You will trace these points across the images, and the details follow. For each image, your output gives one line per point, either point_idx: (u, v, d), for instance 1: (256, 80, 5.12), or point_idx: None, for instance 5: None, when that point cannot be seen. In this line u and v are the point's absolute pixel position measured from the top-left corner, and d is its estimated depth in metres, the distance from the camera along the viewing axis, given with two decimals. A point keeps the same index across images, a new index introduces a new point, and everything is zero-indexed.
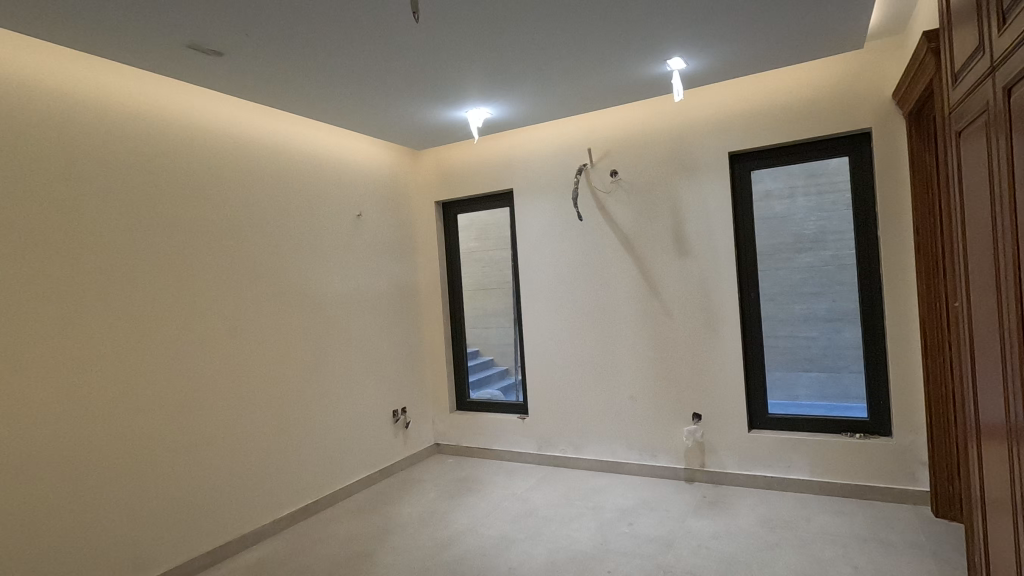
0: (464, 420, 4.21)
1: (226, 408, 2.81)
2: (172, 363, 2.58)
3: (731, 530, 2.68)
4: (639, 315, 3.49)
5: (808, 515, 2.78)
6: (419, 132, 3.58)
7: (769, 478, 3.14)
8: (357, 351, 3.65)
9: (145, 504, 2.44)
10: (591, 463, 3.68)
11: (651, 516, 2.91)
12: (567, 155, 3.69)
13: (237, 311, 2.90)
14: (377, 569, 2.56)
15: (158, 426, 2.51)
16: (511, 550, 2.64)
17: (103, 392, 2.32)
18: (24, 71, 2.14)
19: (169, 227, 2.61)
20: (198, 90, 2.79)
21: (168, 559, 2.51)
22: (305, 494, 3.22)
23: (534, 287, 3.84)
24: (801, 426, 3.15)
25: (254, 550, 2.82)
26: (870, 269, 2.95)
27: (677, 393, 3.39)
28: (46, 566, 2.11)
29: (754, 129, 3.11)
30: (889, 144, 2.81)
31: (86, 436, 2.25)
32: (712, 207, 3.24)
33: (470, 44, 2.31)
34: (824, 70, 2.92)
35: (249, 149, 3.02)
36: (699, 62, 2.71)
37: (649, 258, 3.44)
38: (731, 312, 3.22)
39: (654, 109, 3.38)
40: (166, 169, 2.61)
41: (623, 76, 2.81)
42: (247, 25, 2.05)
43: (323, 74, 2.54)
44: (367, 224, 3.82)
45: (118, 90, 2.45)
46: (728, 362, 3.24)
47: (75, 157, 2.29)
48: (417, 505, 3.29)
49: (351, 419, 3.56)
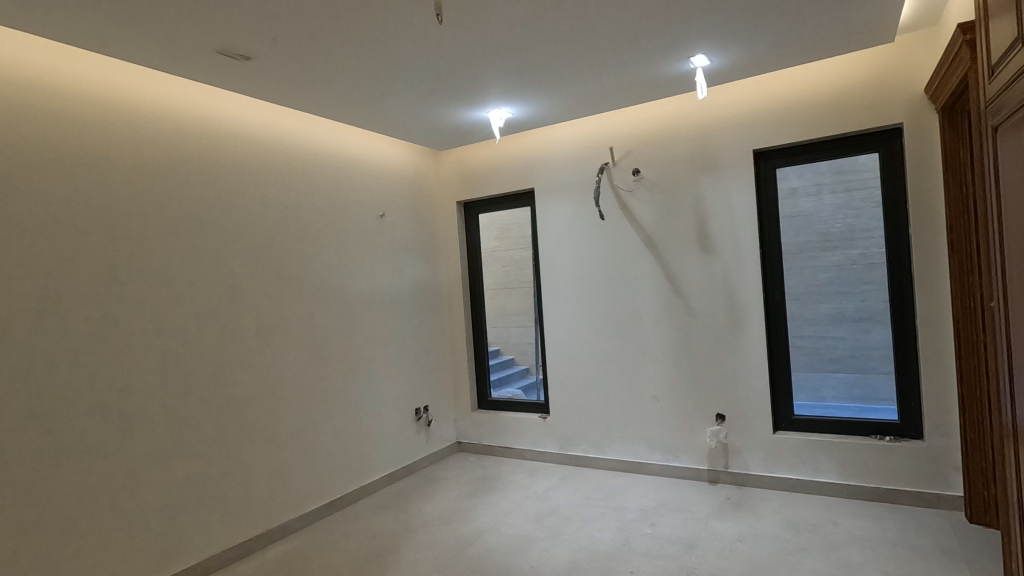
0: (485, 420, 4.23)
1: (251, 405, 2.88)
2: (200, 361, 2.65)
3: (756, 533, 2.65)
4: (661, 315, 3.47)
5: (835, 519, 2.73)
6: (441, 132, 3.60)
7: (794, 481, 3.09)
8: (380, 349, 3.69)
9: (175, 497, 2.51)
10: (613, 463, 3.66)
11: (674, 517, 2.90)
12: (588, 154, 3.68)
13: (262, 310, 2.97)
14: (400, 566, 2.59)
15: (187, 422, 2.58)
16: (533, 549, 2.65)
17: (134, 388, 2.40)
18: (53, 75, 2.21)
19: (198, 228, 2.68)
20: (221, 91, 2.85)
21: (198, 552, 2.58)
22: (330, 491, 3.28)
23: (555, 287, 3.85)
24: (828, 428, 3.09)
25: (279, 546, 2.88)
26: (900, 267, 2.88)
27: (701, 393, 3.35)
28: (82, 555, 2.19)
29: (780, 126, 3.06)
30: (920, 140, 2.74)
31: (118, 431, 2.33)
32: (735, 206, 3.20)
33: (492, 43, 2.31)
34: (853, 65, 2.86)
35: (274, 151, 3.09)
36: (723, 59, 2.68)
37: (671, 258, 3.42)
38: (756, 310, 3.17)
39: (677, 108, 3.35)
40: (195, 171, 2.69)
41: (645, 74, 2.79)
42: (273, 30, 2.09)
43: (346, 75, 2.58)
44: (390, 224, 3.86)
45: (151, 95, 2.54)
46: (754, 361, 3.19)
47: (107, 160, 2.36)
48: (440, 503, 3.32)
49: (373, 417, 3.61)
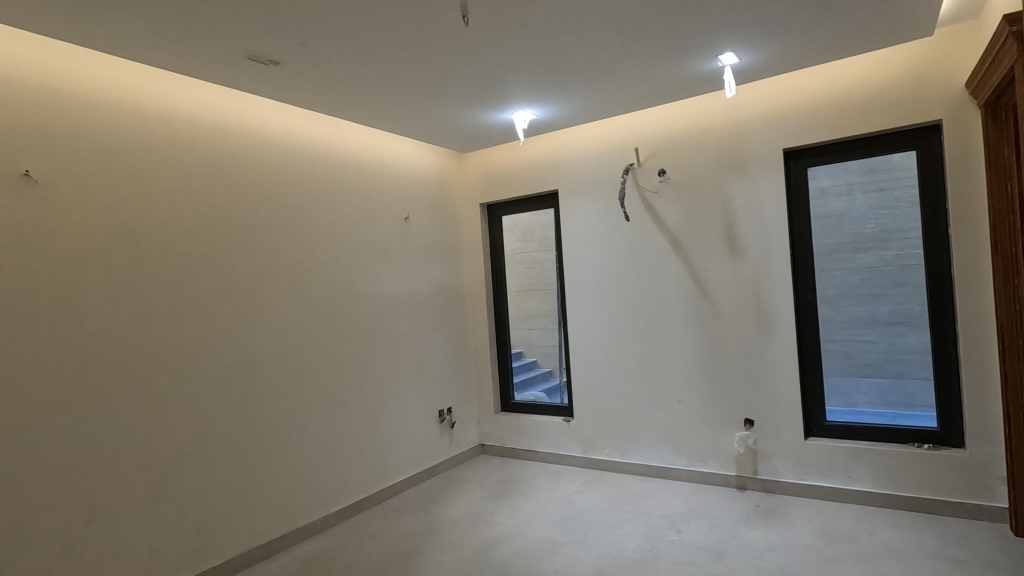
0: (508, 422, 4.22)
1: (277, 405, 2.92)
2: (228, 362, 2.71)
3: (787, 542, 2.58)
4: (688, 317, 3.41)
5: (870, 529, 2.65)
6: (465, 134, 3.61)
7: (826, 489, 3.00)
8: (403, 351, 3.71)
9: (202, 495, 2.56)
10: (638, 468, 3.61)
11: (702, 523, 2.84)
12: (612, 155, 3.64)
13: (287, 311, 3.01)
14: (425, 567, 2.59)
15: (214, 422, 2.63)
16: (558, 553, 2.63)
17: (164, 388, 2.46)
18: (83, 82, 2.27)
19: (225, 231, 2.74)
20: (248, 96, 2.90)
21: (225, 550, 2.63)
22: (355, 492, 3.31)
23: (579, 289, 3.82)
24: (861, 434, 2.99)
25: (304, 546, 2.91)
26: (939, 268, 2.78)
27: (729, 397, 3.29)
28: (113, 550, 2.24)
29: (810, 125, 2.98)
30: (961, 137, 2.64)
31: (148, 429, 2.39)
32: (765, 207, 3.13)
33: (517, 44, 2.30)
34: (887, 61, 2.78)
35: (301, 155, 3.13)
36: (752, 56, 2.63)
37: (697, 259, 3.36)
38: (787, 313, 3.10)
39: (704, 107, 3.30)
40: (223, 176, 2.75)
41: (672, 73, 2.75)
42: (300, 35, 2.12)
43: (371, 78, 2.60)
44: (414, 226, 3.89)
45: (185, 102, 2.62)
46: (783, 365, 3.12)
47: (137, 165, 2.43)
48: (463, 506, 3.31)
49: (397, 418, 3.63)
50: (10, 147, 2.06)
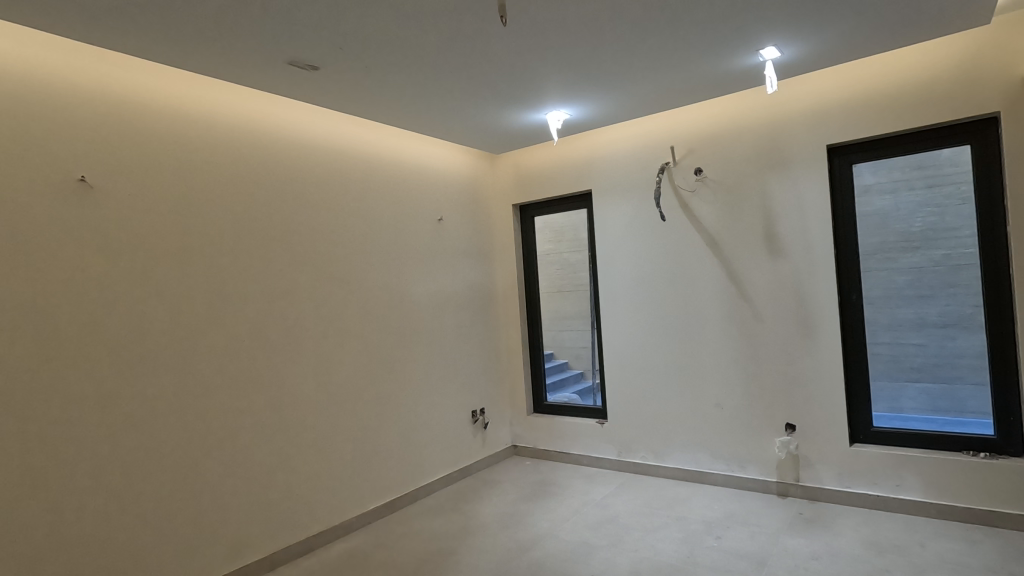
0: (541, 423, 4.20)
1: (314, 403, 2.97)
2: (266, 361, 2.77)
3: (832, 551, 2.49)
4: (725, 318, 3.34)
5: (922, 540, 2.53)
6: (499, 135, 3.61)
7: (873, 498, 2.89)
8: (437, 351, 3.74)
9: (240, 492, 2.62)
10: (673, 472, 3.55)
11: (741, 530, 2.77)
12: (647, 155, 3.59)
13: (324, 311, 3.07)
14: (460, 567, 2.60)
15: (253, 420, 2.70)
16: (594, 557, 2.59)
17: (206, 385, 2.53)
18: (133, 89, 2.36)
19: (263, 233, 2.80)
20: (287, 100, 2.97)
21: (263, 545, 2.69)
22: (390, 491, 3.35)
23: (613, 290, 3.78)
24: (911, 442, 2.87)
25: (340, 544, 2.96)
26: (996, 267, 2.65)
27: (769, 400, 3.20)
28: (157, 544, 2.31)
29: (854, 120, 2.89)
30: (1019, 130, 2.51)
31: (191, 426, 2.46)
32: (807, 205, 3.04)
33: (554, 42, 2.28)
34: (939, 51, 2.67)
35: (337, 158, 3.19)
36: (795, 50, 2.55)
37: (736, 260, 3.29)
38: (831, 315, 3.00)
39: (744, 104, 3.22)
40: (263, 180, 2.81)
41: (709, 69, 2.69)
42: (339, 38, 2.15)
43: (408, 81, 2.62)
44: (448, 228, 3.91)
45: (228, 107, 2.69)
46: (827, 368, 3.02)
47: (183, 170, 2.50)
48: (497, 507, 3.31)
49: (430, 418, 3.65)
50: (66, 153, 2.16)
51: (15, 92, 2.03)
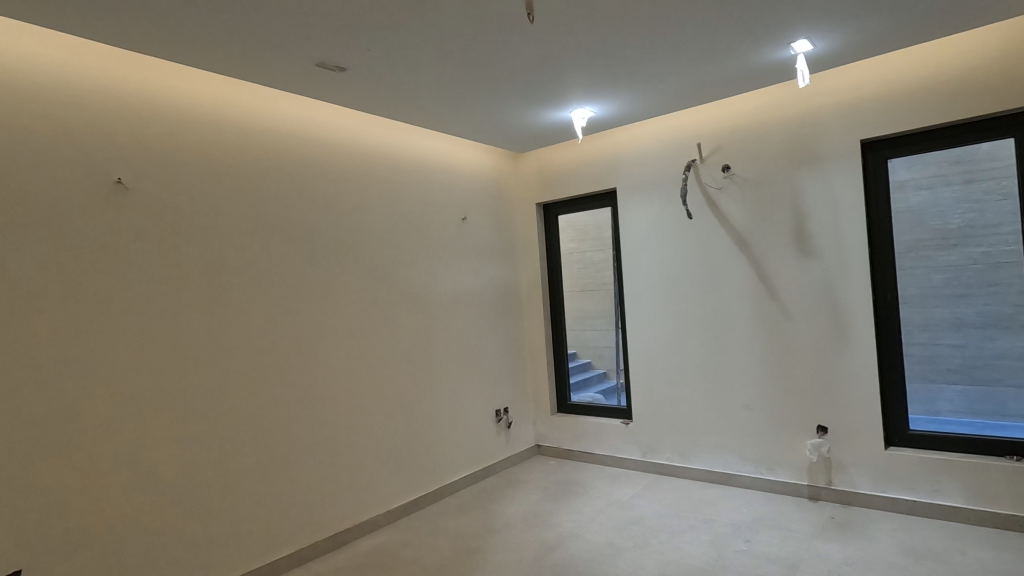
0: (565, 423, 4.18)
1: (340, 400, 3.01)
2: (293, 358, 2.82)
3: (867, 557, 2.42)
4: (755, 317, 3.27)
5: (962, 548, 2.45)
6: (523, 134, 3.61)
7: (909, 504, 2.80)
8: (461, 349, 3.75)
9: (268, 488, 2.67)
10: (699, 474, 3.50)
11: (772, 534, 2.71)
12: (674, 152, 3.54)
13: (350, 310, 3.10)
14: (486, 566, 2.60)
15: (281, 416, 2.75)
16: (620, 559, 2.57)
17: (235, 382, 2.58)
18: (166, 93, 2.42)
19: (291, 232, 2.85)
20: (314, 101, 3.01)
21: (291, 540, 2.73)
22: (414, 489, 3.37)
23: (638, 289, 3.74)
24: (948, 446, 2.77)
25: (366, 540, 2.99)
26: None
27: (799, 401, 3.13)
28: (188, 537, 2.37)
29: (889, 114, 2.81)
30: None
31: (221, 422, 2.51)
32: (839, 201, 2.97)
33: (582, 38, 2.25)
34: (979, 41, 2.57)
35: (363, 157, 3.22)
36: (828, 42, 2.49)
37: (766, 258, 3.22)
38: (863, 314, 2.92)
39: (773, 99, 3.16)
40: (290, 181, 2.86)
41: (739, 64, 2.65)
42: (366, 40, 2.16)
43: (434, 81, 2.63)
44: (472, 227, 3.92)
45: (256, 109, 2.75)
46: (860, 369, 2.94)
47: (214, 171, 2.56)
48: (521, 506, 3.31)
49: (455, 416, 3.66)
50: (104, 156, 2.23)
51: (51, 96, 2.10)
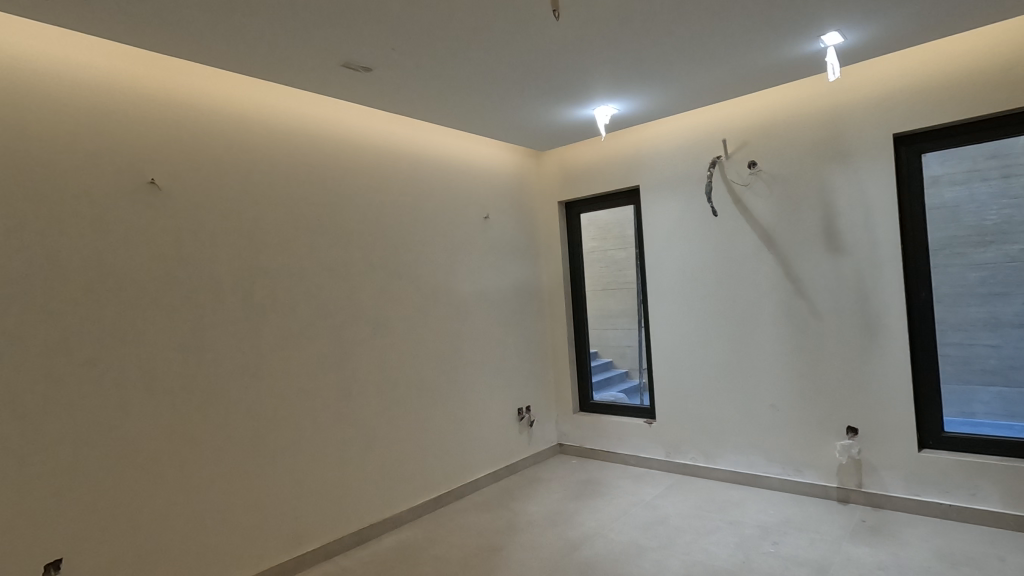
0: (587, 422, 4.17)
1: (364, 397, 3.04)
2: (318, 355, 2.86)
3: (900, 562, 2.37)
4: (782, 316, 3.22)
5: (1001, 554, 2.37)
6: (545, 132, 3.61)
7: (944, 508, 2.73)
8: (483, 348, 3.76)
9: (295, 483, 2.71)
10: (725, 474, 3.45)
11: (800, 536, 2.66)
12: (699, 148, 3.50)
13: (374, 308, 3.13)
14: (509, 565, 2.59)
15: (308, 412, 2.79)
16: (644, 558, 2.55)
17: (263, 378, 2.64)
18: (196, 96, 2.49)
19: (317, 232, 2.89)
20: (339, 101, 3.05)
21: (316, 535, 2.77)
22: (437, 486, 3.39)
23: (662, 288, 3.70)
24: (987, 449, 2.68)
25: (390, 537, 3.02)
26: None
27: (828, 401, 3.07)
28: (217, 529, 2.42)
29: (922, 107, 2.74)
30: None
31: (249, 417, 2.57)
32: (869, 197, 2.91)
33: (607, 34, 2.23)
34: (1017, 31, 2.50)
35: (386, 157, 3.25)
36: (858, 35, 2.44)
37: (793, 255, 3.17)
38: (895, 312, 2.85)
39: (802, 94, 3.10)
40: (316, 180, 2.91)
41: (766, 58, 2.60)
42: (391, 40, 2.19)
43: (458, 79, 2.64)
44: (494, 225, 3.93)
45: (283, 109, 2.80)
46: (892, 368, 2.87)
47: (242, 172, 2.62)
48: (544, 505, 3.30)
49: (477, 414, 3.68)
50: (138, 158, 2.30)
51: (90, 101, 2.18)
